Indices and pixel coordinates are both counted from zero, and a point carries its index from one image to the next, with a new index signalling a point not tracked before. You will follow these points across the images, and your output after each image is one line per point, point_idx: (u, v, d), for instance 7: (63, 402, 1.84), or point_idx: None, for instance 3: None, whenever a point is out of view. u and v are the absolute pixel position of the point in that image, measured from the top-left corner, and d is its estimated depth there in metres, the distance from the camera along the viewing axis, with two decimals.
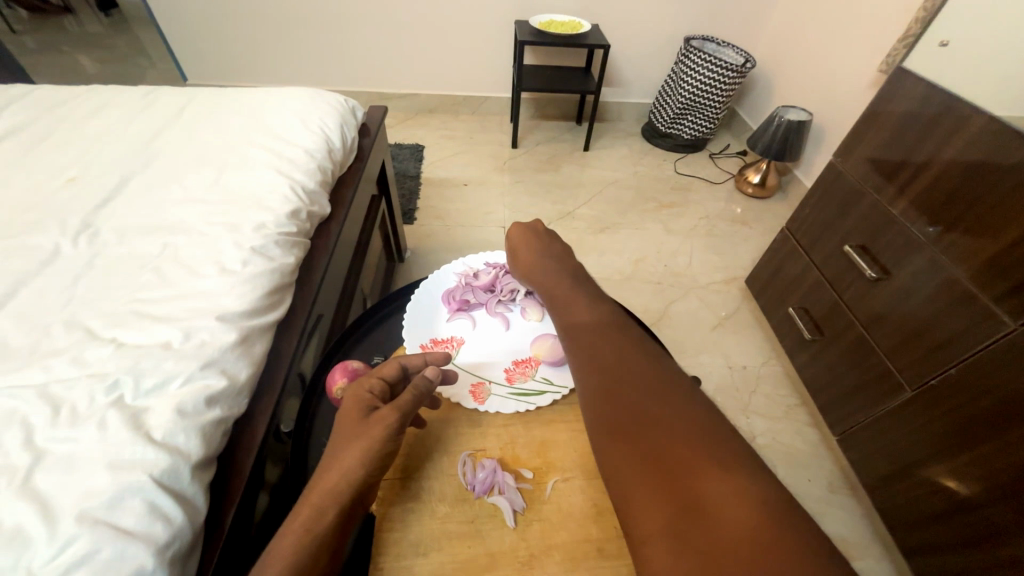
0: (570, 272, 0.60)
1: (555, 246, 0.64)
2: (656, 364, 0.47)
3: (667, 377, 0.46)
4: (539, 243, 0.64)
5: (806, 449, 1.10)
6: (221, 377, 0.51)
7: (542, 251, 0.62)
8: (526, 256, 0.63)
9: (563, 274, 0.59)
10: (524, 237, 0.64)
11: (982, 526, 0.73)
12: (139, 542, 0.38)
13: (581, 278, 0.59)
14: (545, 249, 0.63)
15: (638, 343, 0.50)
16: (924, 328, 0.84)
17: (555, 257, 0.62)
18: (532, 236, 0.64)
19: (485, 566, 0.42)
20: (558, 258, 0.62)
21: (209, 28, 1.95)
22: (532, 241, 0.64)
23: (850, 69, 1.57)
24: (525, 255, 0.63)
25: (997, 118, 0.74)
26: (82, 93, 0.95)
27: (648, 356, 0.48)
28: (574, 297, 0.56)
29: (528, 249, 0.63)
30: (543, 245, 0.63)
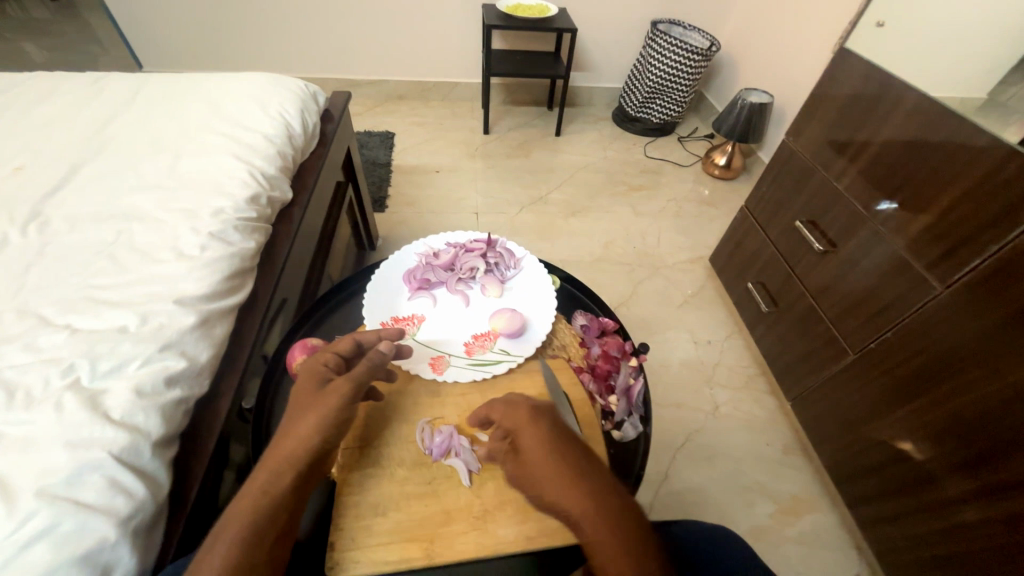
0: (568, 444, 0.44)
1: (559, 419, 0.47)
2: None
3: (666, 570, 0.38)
4: (537, 416, 0.46)
5: (764, 416, 1.16)
6: (181, 359, 0.51)
7: (545, 432, 0.44)
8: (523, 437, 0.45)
9: (574, 467, 0.42)
10: (519, 408, 0.46)
11: (914, 475, 0.80)
12: (101, 515, 0.40)
13: (598, 471, 0.43)
14: (550, 429, 0.45)
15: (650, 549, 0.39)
16: (866, 296, 0.89)
17: (558, 430, 0.45)
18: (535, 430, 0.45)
19: (441, 523, 0.44)
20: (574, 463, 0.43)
21: (162, 12, 1.87)
22: (531, 414, 0.46)
23: (808, 51, 1.62)
24: (521, 434, 0.45)
25: (928, 95, 0.79)
26: (25, 79, 0.91)
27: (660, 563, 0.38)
28: (592, 508, 0.40)
29: (522, 425, 0.45)
30: (549, 425, 0.45)
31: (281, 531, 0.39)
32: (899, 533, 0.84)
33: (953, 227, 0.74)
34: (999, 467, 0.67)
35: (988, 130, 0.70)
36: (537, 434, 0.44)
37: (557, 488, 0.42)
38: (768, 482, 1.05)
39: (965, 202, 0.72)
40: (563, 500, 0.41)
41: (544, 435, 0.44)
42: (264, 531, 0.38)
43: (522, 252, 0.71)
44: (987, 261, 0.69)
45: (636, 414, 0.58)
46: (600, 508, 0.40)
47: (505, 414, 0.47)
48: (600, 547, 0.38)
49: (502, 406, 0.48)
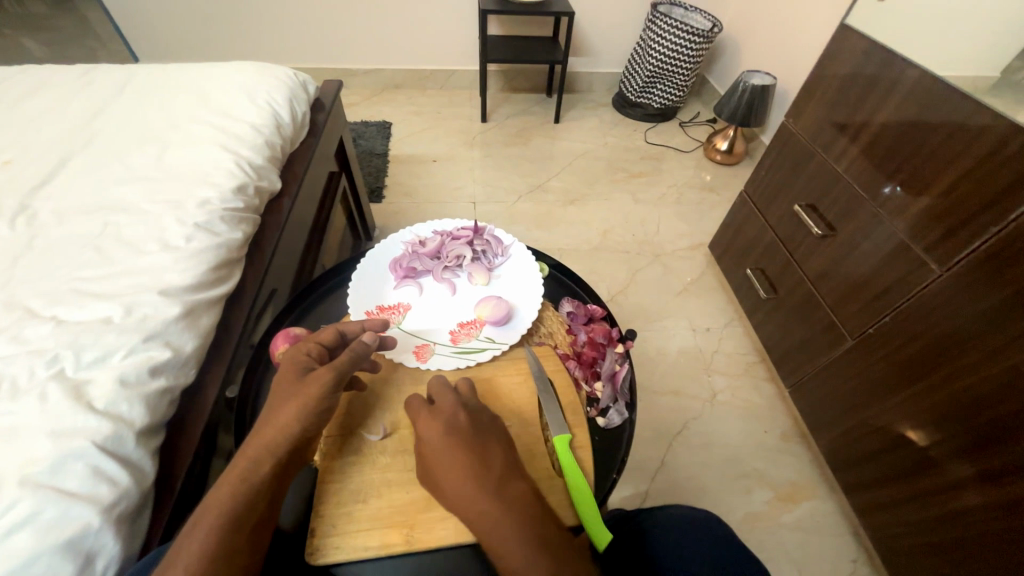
0: (479, 446, 0.44)
1: (471, 426, 0.46)
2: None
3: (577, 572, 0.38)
4: (445, 428, 0.45)
5: (763, 403, 1.15)
6: (166, 349, 0.52)
7: (454, 442, 0.44)
8: (433, 450, 0.44)
9: (482, 477, 0.42)
10: (429, 419, 0.46)
11: (912, 460, 0.79)
12: (84, 503, 0.40)
13: (509, 476, 0.43)
14: (457, 440, 0.44)
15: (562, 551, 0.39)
16: (865, 280, 0.88)
17: (467, 433, 0.45)
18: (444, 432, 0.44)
19: (422, 509, 0.44)
20: (483, 465, 0.43)
21: (156, 4, 1.86)
22: (442, 423, 0.45)
23: (813, 30, 1.57)
24: (431, 446, 0.44)
25: (930, 72, 0.76)
26: (14, 72, 0.91)
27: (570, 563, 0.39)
28: (500, 519, 0.40)
29: (431, 438, 0.44)
30: (458, 435, 0.45)
31: (260, 518, 0.39)
32: (896, 519, 0.84)
33: (953, 208, 0.72)
34: (997, 452, 0.66)
35: (990, 107, 0.67)
36: (445, 446, 0.44)
37: (466, 503, 0.41)
38: (767, 469, 1.05)
39: (966, 181, 0.70)
40: (473, 510, 0.41)
41: (452, 446, 0.43)
42: (242, 519, 0.38)
43: (510, 240, 0.71)
44: (988, 242, 0.67)
45: (621, 401, 0.58)
46: (508, 518, 0.40)
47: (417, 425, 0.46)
48: (507, 555, 0.38)
49: (417, 416, 0.47)
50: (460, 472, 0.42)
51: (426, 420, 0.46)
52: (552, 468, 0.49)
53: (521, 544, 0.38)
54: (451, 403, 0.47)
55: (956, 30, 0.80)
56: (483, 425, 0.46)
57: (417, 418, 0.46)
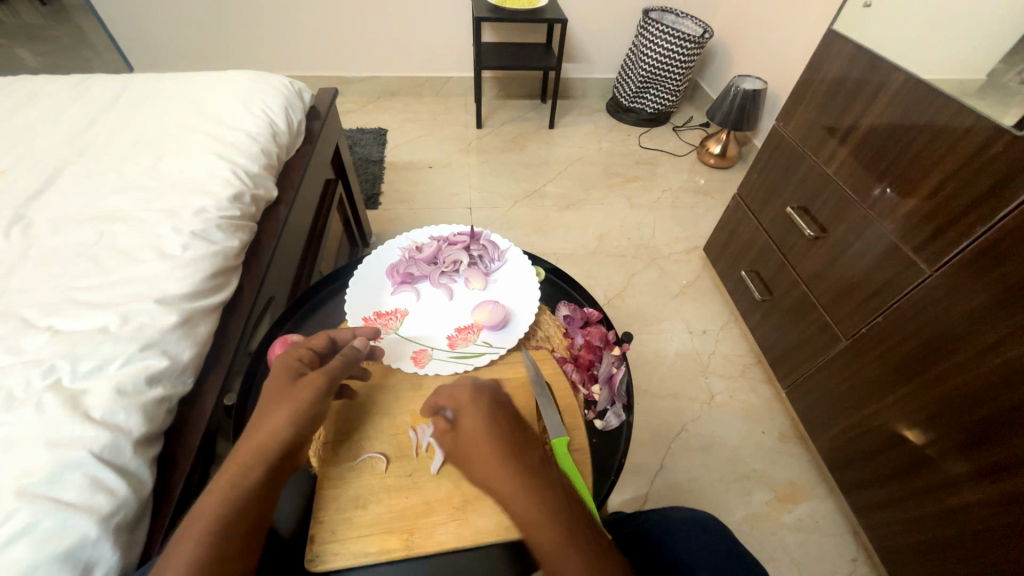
0: (512, 428, 0.45)
1: (507, 409, 0.47)
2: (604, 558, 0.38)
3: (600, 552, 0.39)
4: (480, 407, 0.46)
5: (761, 404, 1.16)
6: (163, 358, 0.52)
7: (490, 423, 0.45)
8: (466, 426, 0.45)
9: (515, 453, 0.43)
10: (468, 398, 0.47)
11: (909, 459, 0.80)
12: (82, 513, 0.40)
13: (537, 457, 0.44)
14: (492, 418, 0.45)
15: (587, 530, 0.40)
16: (858, 281, 0.89)
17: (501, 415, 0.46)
18: (479, 413, 0.46)
19: (421, 514, 0.44)
20: (515, 445, 0.44)
21: (151, 13, 1.87)
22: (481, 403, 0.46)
23: (802, 35, 1.60)
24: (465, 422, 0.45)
25: (915, 75, 0.77)
26: (9, 83, 0.91)
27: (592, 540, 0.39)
28: (530, 497, 0.40)
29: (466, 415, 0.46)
30: (493, 414, 0.46)
31: (254, 524, 0.39)
32: (895, 517, 0.84)
33: (942, 207, 0.73)
34: (992, 448, 0.66)
35: (974, 110, 0.69)
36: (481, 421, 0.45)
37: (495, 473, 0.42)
38: (765, 470, 1.05)
39: (952, 182, 0.71)
40: (503, 487, 0.41)
41: (488, 426, 0.45)
42: (236, 524, 0.38)
43: (506, 245, 0.71)
44: (977, 241, 0.68)
45: (619, 403, 0.58)
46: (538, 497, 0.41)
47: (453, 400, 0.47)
48: (536, 533, 0.39)
49: (453, 394, 0.48)
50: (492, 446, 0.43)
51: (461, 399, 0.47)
52: None
53: (551, 525, 0.39)
54: (486, 387, 0.48)
55: (941, 35, 0.82)
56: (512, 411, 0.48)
57: (451, 396, 0.48)
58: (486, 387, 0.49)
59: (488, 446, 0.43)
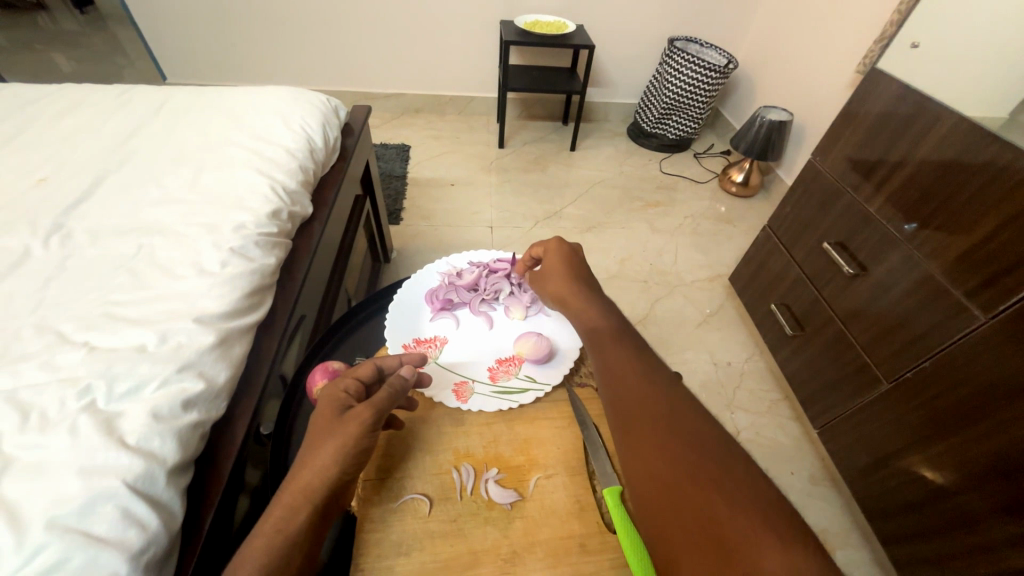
0: (589, 280, 0.59)
1: (581, 263, 0.61)
2: (669, 388, 0.46)
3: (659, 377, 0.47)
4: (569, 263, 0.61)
5: (789, 443, 1.12)
6: (199, 380, 0.50)
7: (571, 267, 0.60)
8: (551, 275, 0.60)
9: (587, 293, 0.57)
10: (556, 248, 0.62)
11: (955, 514, 0.75)
12: (113, 549, 0.38)
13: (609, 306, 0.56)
14: (577, 268, 0.60)
15: (656, 369, 0.49)
16: (901, 323, 0.86)
17: (579, 270, 0.60)
18: (568, 262, 0.60)
19: (467, 565, 0.41)
20: (591, 288, 0.58)
21: (188, 26, 1.92)
22: (563, 256, 0.61)
23: (829, 69, 1.59)
24: (549, 270, 0.61)
25: (966, 118, 0.76)
26: (54, 90, 0.92)
27: (653, 373, 0.48)
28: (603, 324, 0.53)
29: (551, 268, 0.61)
30: (578, 268, 0.60)
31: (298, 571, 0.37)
32: None
33: (994, 253, 0.71)
34: None
35: None
36: (561, 262, 0.61)
37: (598, 334, 0.53)
38: None
39: (1010, 228, 0.69)
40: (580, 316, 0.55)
41: (568, 272, 0.59)
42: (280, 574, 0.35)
43: None
44: None
45: None
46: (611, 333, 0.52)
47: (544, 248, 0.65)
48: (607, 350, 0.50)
49: (547, 249, 0.63)
50: (569, 283, 0.58)
51: (543, 247, 0.63)
52: (603, 525, 0.45)
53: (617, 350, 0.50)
54: (574, 244, 0.64)
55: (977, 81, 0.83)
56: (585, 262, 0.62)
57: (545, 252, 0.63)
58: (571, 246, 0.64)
59: (571, 284, 0.58)
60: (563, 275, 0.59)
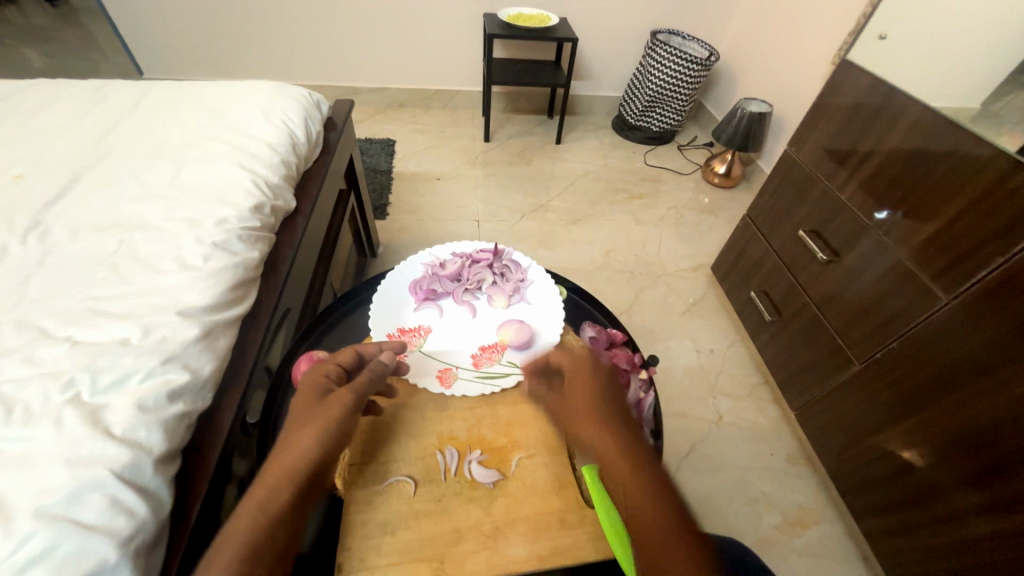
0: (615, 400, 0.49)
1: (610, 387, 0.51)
2: (644, 452, 0.45)
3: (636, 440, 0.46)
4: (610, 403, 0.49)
5: (768, 425, 1.15)
6: (184, 372, 0.50)
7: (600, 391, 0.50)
8: (581, 410, 0.48)
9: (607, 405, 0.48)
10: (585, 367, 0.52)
11: (922, 487, 0.79)
12: (102, 536, 0.38)
13: (598, 372, 0.52)
14: (615, 406, 0.49)
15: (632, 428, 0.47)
16: (872, 306, 0.89)
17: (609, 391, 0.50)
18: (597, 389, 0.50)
19: (451, 542, 0.43)
20: (617, 416, 0.48)
21: (163, 20, 1.88)
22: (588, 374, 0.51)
23: (807, 60, 1.62)
24: (581, 404, 0.49)
25: (930, 107, 0.79)
26: (27, 86, 0.90)
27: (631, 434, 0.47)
28: (588, 391, 0.49)
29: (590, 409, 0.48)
30: (608, 394, 0.50)
31: (280, 549, 0.38)
32: (909, 545, 0.83)
33: (958, 237, 0.74)
34: (1009, 480, 0.66)
35: (990, 140, 0.70)
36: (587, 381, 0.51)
37: (581, 399, 0.49)
38: (774, 493, 1.04)
39: (972, 211, 0.72)
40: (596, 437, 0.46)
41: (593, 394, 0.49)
42: (264, 551, 0.36)
43: (528, 263, 0.72)
44: (994, 271, 0.69)
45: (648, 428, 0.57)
46: (594, 395, 0.49)
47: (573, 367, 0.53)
48: (587, 413, 0.48)
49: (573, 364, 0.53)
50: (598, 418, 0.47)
51: (573, 366, 0.52)
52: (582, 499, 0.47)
53: (598, 413, 0.48)
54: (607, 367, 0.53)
55: (939, 70, 0.86)
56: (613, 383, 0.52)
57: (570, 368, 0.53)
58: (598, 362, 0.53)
59: (600, 418, 0.47)
60: (591, 403, 0.49)
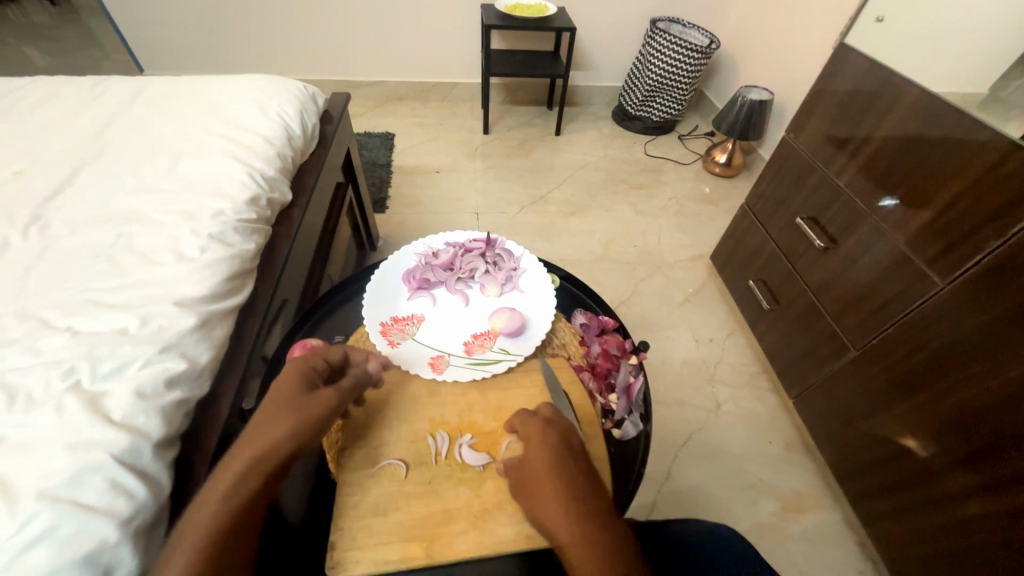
0: (569, 461, 0.45)
1: (564, 443, 0.46)
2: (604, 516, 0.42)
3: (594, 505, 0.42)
4: (573, 481, 0.43)
5: (766, 414, 1.16)
6: (181, 360, 0.51)
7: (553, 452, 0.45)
8: (532, 476, 0.44)
9: (558, 467, 0.44)
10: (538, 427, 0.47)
11: (916, 471, 0.79)
12: (102, 516, 0.40)
13: (549, 432, 0.47)
14: (567, 464, 0.45)
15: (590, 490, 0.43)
16: (869, 292, 0.89)
17: (559, 447, 0.46)
18: (551, 450, 0.45)
19: (441, 522, 0.45)
20: (571, 478, 0.44)
21: (162, 16, 1.88)
22: (541, 432, 0.47)
23: (809, 46, 1.60)
24: (533, 470, 0.45)
25: (927, 90, 0.78)
26: (26, 83, 0.91)
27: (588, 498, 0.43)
28: (540, 457, 0.45)
29: (551, 495, 0.42)
30: (561, 452, 0.45)
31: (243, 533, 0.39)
32: (903, 529, 0.83)
33: (953, 221, 0.74)
34: (1002, 463, 0.66)
35: (988, 124, 0.70)
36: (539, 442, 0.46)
37: (532, 470, 0.45)
38: (771, 480, 1.05)
39: (967, 196, 0.72)
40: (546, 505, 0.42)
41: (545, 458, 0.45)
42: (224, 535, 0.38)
43: (521, 252, 0.72)
44: (990, 255, 0.68)
45: (636, 413, 0.59)
46: (546, 459, 0.45)
47: (528, 438, 0.47)
48: (539, 484, 0.44)
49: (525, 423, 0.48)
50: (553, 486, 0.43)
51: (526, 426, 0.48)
52: None
53: (549, 481, 0.43)
54: (564, 424, 0.49)
55: (938, 52, 0.85)
56: (568, 436, 0.47)
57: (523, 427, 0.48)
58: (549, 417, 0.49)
59: (553, 488, 0.43)
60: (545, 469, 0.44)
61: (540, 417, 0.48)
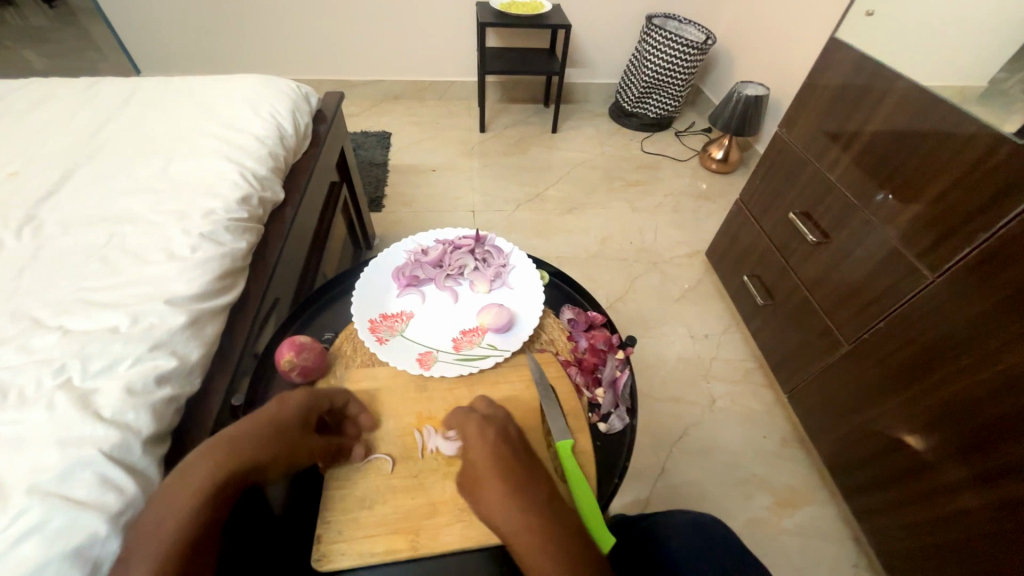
0: (509, 455, 0.46)
1: (503, 438, 0.47)
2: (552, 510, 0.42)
3: (539, 498, 0.43)
4: (516, 475, 0.44)
5: (762, 409, 1.16)
6: (172, 358, 0.52)
7: (493, 448, 0.46)
8: (477, 475, 0.45)
9: (498, 461, 0.45)
10: (476, 425, 0.47)
11: (907, 463, 0.80)
12: (93, 511, 0.40)
13: (488, 429, 0.47)
14: (507, 457, 0.45)
15: (535, 483, 0.44)
16: (860, 287, 0.89)
17: (498, 441, 0.46)
18: (489, 445, 0.46)
19: (427, 514, 0.46)
20: (512, 471, 0.44)
21: (157, 17, 1.88)
22: (479, 429, 0.47)
23: (805, 40, 1.60)
24: (477, 468, 0.45)
25: (917, 83, 0.78)
26: (22, 86, 0.92)
27: (533, 493, 0.43)
28: (481, 457, 0.45)
29: (494, 489, 0.43)
30: (501, 446, 0.46)
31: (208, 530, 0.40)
32: (895, 522, 0.84)
33: (943, 215, 0.74)
34: (991, 455, 0.66)
35: (976, 116, 0.70)
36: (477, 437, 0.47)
37: (476, 471, 0.45)
38: (766, 474, 1.05)
39: (956, 189, 0.72)
40: (490, 502, 0.43)
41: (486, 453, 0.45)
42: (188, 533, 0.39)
43: (510, 249, 0.73)
44: (979, 248, 0.68)
45: (623, 406, 0.59)
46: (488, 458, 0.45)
47: (465, 437, 0.48)
48: (484, 483, 0.44)
49: (463, 421, 0.48)
50: (497, 482, 0.43)
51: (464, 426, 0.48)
52: (554, 474, 0.50)
53: (492, 479, 0.44)
54: (500, 418, 0.49)
55: (929, 44, 0.84)
56: (506, 429, 0.48)
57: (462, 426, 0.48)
58: (486, 413, 0.49)
59: (496, 484, 0.43)
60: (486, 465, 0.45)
61: (475, 413, 0.49)
